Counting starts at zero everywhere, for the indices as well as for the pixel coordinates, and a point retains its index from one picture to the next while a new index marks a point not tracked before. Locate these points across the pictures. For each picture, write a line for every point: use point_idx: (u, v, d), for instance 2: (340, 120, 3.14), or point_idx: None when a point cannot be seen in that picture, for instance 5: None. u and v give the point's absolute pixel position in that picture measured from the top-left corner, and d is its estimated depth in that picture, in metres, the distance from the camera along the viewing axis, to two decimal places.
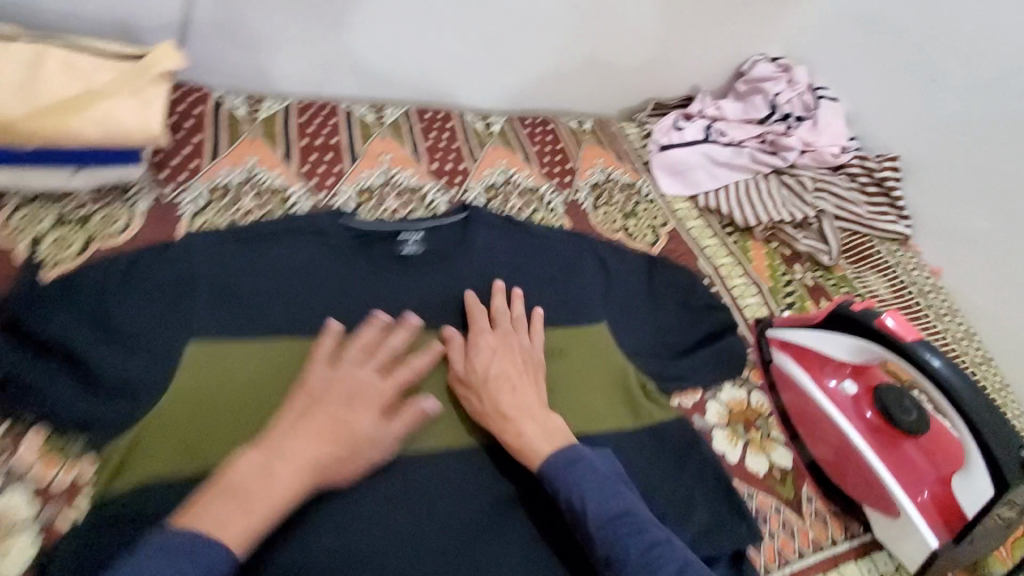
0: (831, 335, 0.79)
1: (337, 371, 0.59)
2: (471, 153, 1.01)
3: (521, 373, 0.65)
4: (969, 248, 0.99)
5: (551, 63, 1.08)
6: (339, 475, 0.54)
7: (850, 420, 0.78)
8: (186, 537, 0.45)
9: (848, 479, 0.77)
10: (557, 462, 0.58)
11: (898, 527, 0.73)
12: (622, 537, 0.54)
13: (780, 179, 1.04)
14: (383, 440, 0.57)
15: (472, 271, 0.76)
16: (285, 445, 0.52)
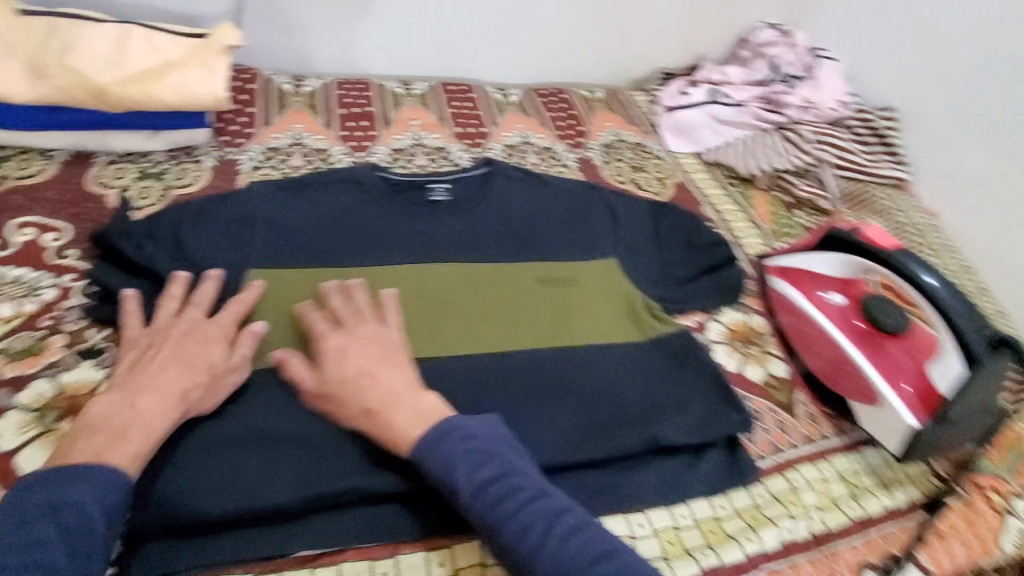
0: (818, 253, 0.76)
1: (172, 322, 0.65)
2: (492, 118, 1.10)
3: (380, 365, 0.62)
4: (969, 187, 1.02)
5: (563, 39, 1.22)
6: (199, 404, 0.60)
7: (835, 325, 0.73)
8: (83, 470, 0.50)
9: (839, 383, 0.71)
10: (430, 437, 0.56)
11: (880, 420, 0.68)
12: (496, 503, 0.52)
13: (783, 134, 1.09)
14: (239, 365, 0.64)
15: (482, 214, 0.87)
16: (141, 383, 0.58)
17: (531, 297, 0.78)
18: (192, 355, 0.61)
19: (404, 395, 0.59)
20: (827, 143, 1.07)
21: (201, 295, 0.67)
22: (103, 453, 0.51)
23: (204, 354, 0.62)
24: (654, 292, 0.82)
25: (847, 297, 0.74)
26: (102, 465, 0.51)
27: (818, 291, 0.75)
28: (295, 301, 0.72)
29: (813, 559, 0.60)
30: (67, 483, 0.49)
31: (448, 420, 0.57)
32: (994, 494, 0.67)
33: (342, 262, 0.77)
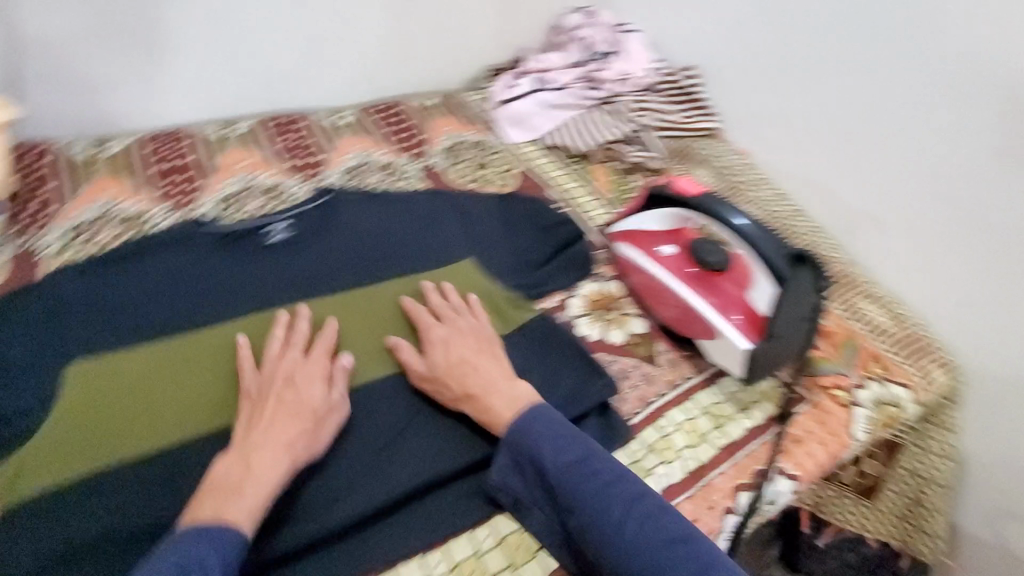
0: (647, 212, 0.83)
1: (276, 367, 0.68)
2: (325, 144, 1.06)
3: (476, 356, 0.71)
4: (767, 123, 1.13)
5: (384, 53, 1.22)
6: (308, 450, 0.63)
7: (672, 273, 0.78)
8: (212, 525, 0.54)
9: (688, 327, 0.76)
10: (524, 418, 0.65)
11: (724, 351, 0.73)
12: (578, 481, 0.61)
13: (605, 109, 1.18)
14: (340, 403, 0.67)
15: (328, 243, 0.85)
16: (254, 438, 0.61)
17: (389, 316, 0.78)
18: (294, 403, 0.64)
19: (498, 381, 0.68)
20: (645, 109, 1.16)
21: (297, 334, 0.71)
22: (223, 511, 0.55)
23: (306, 399, 0.64)
24: (513, 283, 0.84)
25: (677, 246, 0.79)
26: (224, 525, 0.54)
27: (654, 246, 0.80)
28: (131, 387, 0.68)
29: (692, 495, 0.65)
30: (193, 541, 0.52)
31: (541, 406, 0.66)
32: (840, 391, 0.75)
33: (178, 331, 0.74)
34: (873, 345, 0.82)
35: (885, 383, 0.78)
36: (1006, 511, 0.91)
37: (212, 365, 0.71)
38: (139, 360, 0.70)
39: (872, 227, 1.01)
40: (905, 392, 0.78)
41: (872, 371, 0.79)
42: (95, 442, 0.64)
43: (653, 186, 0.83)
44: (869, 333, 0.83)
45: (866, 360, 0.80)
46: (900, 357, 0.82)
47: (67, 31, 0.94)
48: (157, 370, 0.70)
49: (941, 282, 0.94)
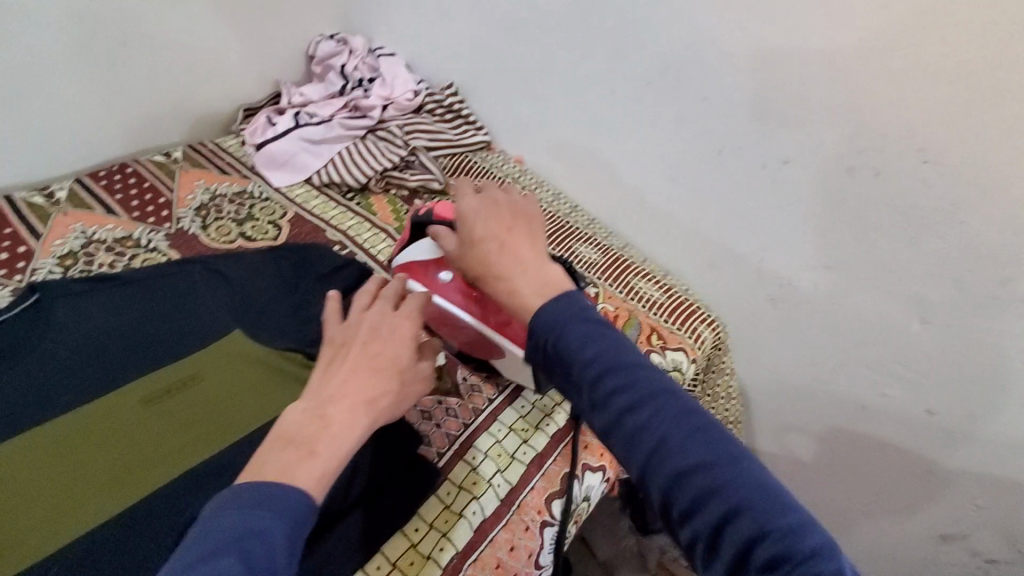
0: (418, 241, 0.76)
1: (360, 318, 0.58)
2: (31, 229, 0.87)
3: (513, 234, 0.57)
4: (529, 130, 1.18)
5: (99, 110, 1.05)
6: (390, 409, 0.55)
7: (454, 302, 0.71)
8: (275, 490, 0.45)
9: (482, 348, 0.74)
10: (556, 310, 0.51)
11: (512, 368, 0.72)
12: (610, 381, 0.47)
13: (377, 136, 1.15)
14: (421, 375, 0.59)
15: (46, 353, 0.70)
16: (332, 388, 0.53)
17: (127, 430, 0.66)
18: (381, 353, 0.55)
19: (530, 260, 0.55)
20: (417, 131, 1.16)
21: (388, 289, 0.61)
22: (291, 476, 0.47)
23: (394, 354, 0.55)
24: (295, 343, 0.76)
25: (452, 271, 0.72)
26: (291, 488, 0.46)
27: (431, 276, 0.73)
28: None
29: (507, 523, 0.67)
30: (252, 506, 0.44)
31: (582, 303, 0.52)
32: None
33: None
34: (650, 319, 0.92)
35: (664, 352, 0.88)
36: (786, 427, 1.06)
37: None
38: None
39: (632, 211, 1.09)
40: (682, 355, 0.88)
41: (652, 344, 0.88)
42: None
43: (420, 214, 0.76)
44: (645, 308, 0.94)
45: (647, 334, 0.90)
46: (671, 324, 0.93)
47: None
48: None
49: (692, 253, 1.05)
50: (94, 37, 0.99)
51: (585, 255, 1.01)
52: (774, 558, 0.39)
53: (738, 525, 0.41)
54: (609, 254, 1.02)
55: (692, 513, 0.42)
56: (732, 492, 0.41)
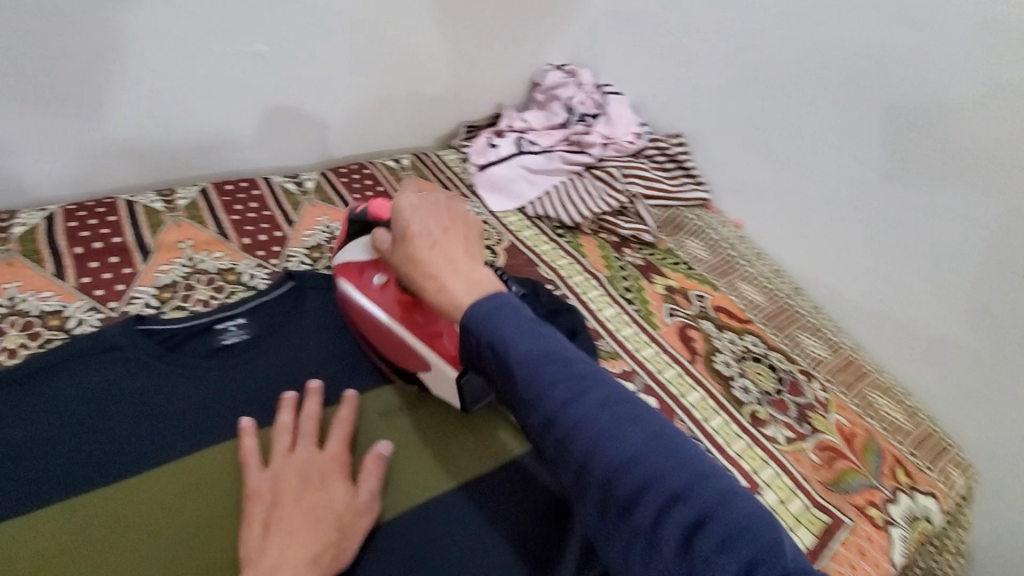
0: (351, 242, 0.72)
1: (284, 466, 0.58)
2: (287, 216, 0.93)
3: (449, 234, 0.53)
4: (757, 197, 1.10)
5: (352, 109, 1.11)
6: (336, 557, 0.53)
7: (381, 305, 0.69)
8: None
9: (399, 358, 0.69)
10: (493, 312, 0.47)
11: (435, 381, 0.67)
12: (547, 377, 0.44)
13: (593, 175, 1.11)
14: (365, 505, 0.58)
15: (298, 344, 0.72)
16: (270, 553, 0.50)
17: (363, 442, 0.65)
18: (317, 506, 0.55)
19: (463, 263, 0.51)
20: (635, 176, 1.11)
21: (309, 424, 0.62)
22: None
23: (328, 503, 0.55)
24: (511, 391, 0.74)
25: (386, 274, 0.70)
26: None
27: (364, 278, 0.70)
28: (57, 560, 0.52)
29: None
30: None
31: (515, 298, 0.48)
32: (874, 508, 0.72)
33: (118, 478, 0.57)
34: (893, 447, 0.81)
35: (914, 494, 0.76)
36: None
37: (144, 526, 0.54)
38: (44, 529, 0.53)
39: (870, 309, 0.99)
40: (932, 502, 0.76)
41: (899, 481, 0.77)
42: None
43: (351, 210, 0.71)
44: (886, 432, 0.82)
45: (891, 466, 0.78)
46: (920, 460, 0.81)
47: None
48: (60, 542, 0.53)
49: (941, 375, 0.92)
50: (374, 46, 1.06)
51: (811, 350, 0.91)
52: (719, 542, 0.39)
53: (679, 513, 0.40)
54: (839, 353, 0.91)
55: (632, 506, 0.41)
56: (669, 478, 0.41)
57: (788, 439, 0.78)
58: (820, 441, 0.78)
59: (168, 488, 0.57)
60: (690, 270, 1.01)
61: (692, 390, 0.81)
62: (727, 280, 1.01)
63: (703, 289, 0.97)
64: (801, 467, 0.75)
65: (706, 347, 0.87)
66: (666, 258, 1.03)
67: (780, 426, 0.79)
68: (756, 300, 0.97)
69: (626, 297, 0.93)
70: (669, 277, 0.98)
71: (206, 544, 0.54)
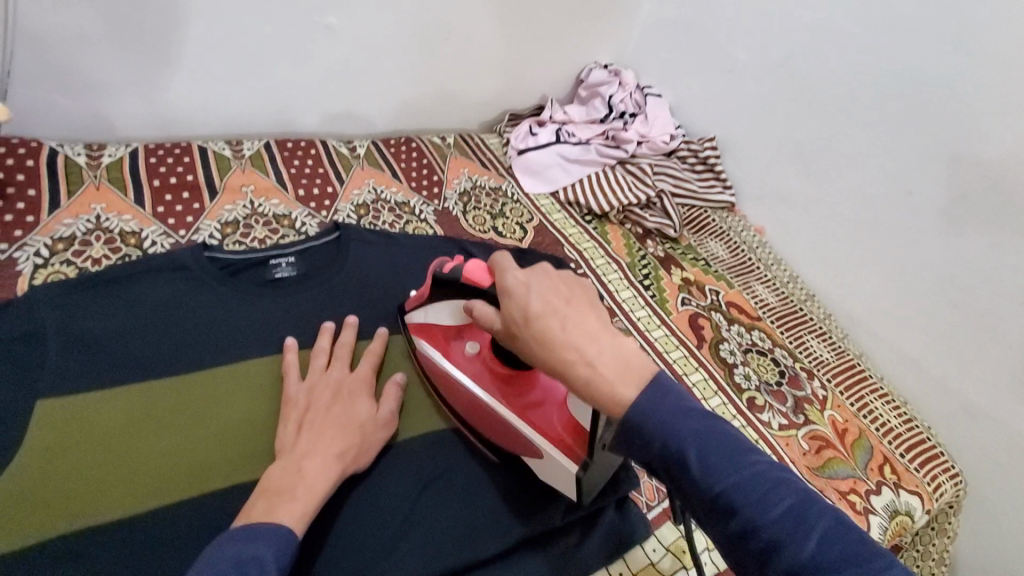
0: (437, 304, 0.69)
1: (319, 381, 0.65)
2: (339, 175, 1.01)
3: (574, 306, 0.52)
4: (782, 205, 1.14)
5: (408, 86, 1.19)
6: (358, 460, 0.60)
7: (475, 378, 0.66)
8: (271, 528, 0.49)
9: (502, 439, 0.64)
10: (657, 410, 0.46)
11: (545, 467, 0.62)
12: (735, 482, 0.43)
13: (625, 168, 1.17)
14: (386, 422, 0.65)
15: (340, 284, 0.80)
16: (303, 446, 0.58)
17: (389, 373, 0.73)
18: (343, 414, 0.62)
19: (597, 334, 0.50)
20: (665, 174, 1.16)
21: (344, 350, 0.70)
22: (276, 513, 0.51)
23: (354, 413, 0.62)
24: None
25: (480, 343, 0.68)
26: (277, 522, 0.50)
27: (457, 346, 0.69)
28: (121, 432, 0.60)
29: None
30: (246, 540, 0.47)
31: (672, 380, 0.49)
32: (856, 495, 0.76)
33: (177, 374, 0.65)
34: (883, 447, 0.84)
35: (897, 490, 0.79)
36: None
37: (195, 416, 0.62)
38: (109, 408, 0.61)
39: (880, 321, 1.03)
40: (916, 502, 0.79)
41: (884, 476, 0.80)
42: (81, 500, 0.55)
43: (439, 272, 0.67)
44: (879, 434, 0.86)
45: (878, 463, 0.82)
46: (908, 461, 0.84)
47: (75, 29, 0.87)
48: (125, 418, 0.61)
49: (943, 390, 0.96)
50: (435, 30, 1.13)
51: (817, 351, 0.95)
52: None
53: None
54: (843, 357, 0.95)
55: None
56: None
57: (782, 426, 0.82)
58: (811, 430, 0.83)
59: (215, 389, 0.65)
60: (707, 267, 1.06)
61: (694, 371, 0.86)
62: (742, 279, 1.05)
63: (718, 284, 1.02)
64: (790, 451, 0.79)
65: (713, 335, 0.92)
66: (685, 252, 1.08)
67: (776, 413, 0.83)
68: (768, 300, 1.02)
69: (643, 283, 0.99)
70: (687, 270, 1.03)
71: (246, 441, 0.62)
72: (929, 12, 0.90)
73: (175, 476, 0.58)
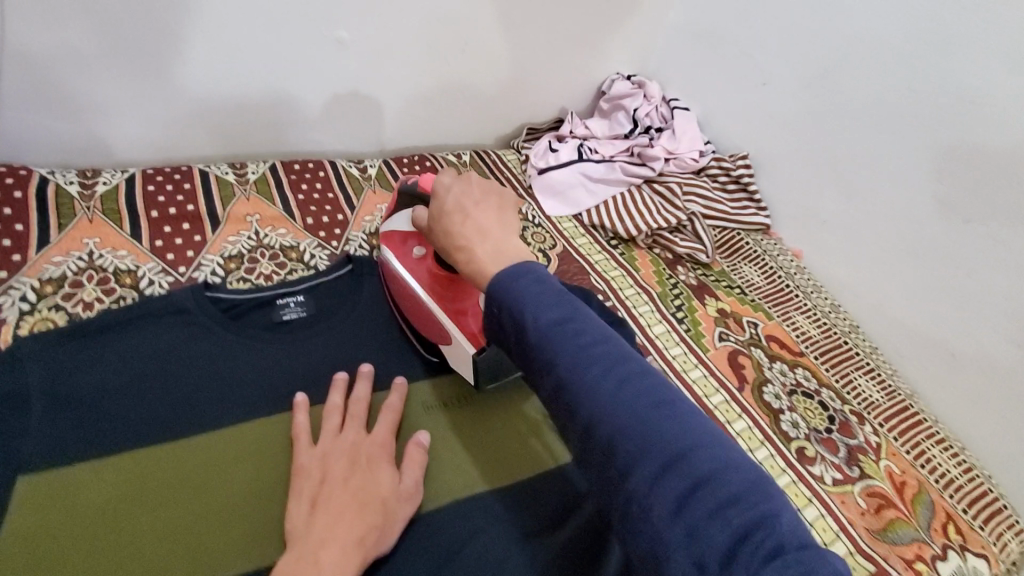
0: (400, 211, 0.75)
1: (332, 447, 0.59)
2: (349, 200, 0.94)
3: (481, 205, 0.55)
4: (821, 228, 1.07)
5: (421, 101, 1.13)
6: (380, 543, 0.53)
7: (414, 275, 0.72)
8: None
9: (423, 328, 0.71)
10: (522, 280, 0.48)
11: (453, 355, 0.69)
12: (557, 337, 0.45)
13: (652, 188, 1.10)
14: (409, 493, 0.58)
15: (353, 327, 0.73)
16: (319, 531, 0.51)
17: (409, 430, 0.66)
18: (361, 488, 0.55)
19: (493, 231, 0.53)
20: (695, 194, 1.09)
21: (359, 407, 0.63)
22: None
23: (373, 487, 0.56)
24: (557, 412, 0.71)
25: (426, 249, 0.73)
26: None
27: (406, 249, 0.75)
28: (112, 510, 0.54)
29: None
30: None
31: (538, 264, 0.50)
32: (921, 563, 0.70)
33: (175, 439, 0.59)
34: (945, 503, 0.77)
35: (965, 554, 0.72)
36: None
37: (196, 489, 0.56)
38: (99, 480, 0.55)
39: (932, 355, 0.95)
40: (984, 565, 0.72)
41: (950, 538, 0.73)
42: None
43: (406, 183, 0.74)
44: (939, 487, 0.79)
45: (942, 522, 0.75)
46: (972, 518, 0.77)
47: (64, 49, 0.81)
48: (117, 493, 0.54)
49: (1005, 434, 0.88)
50: (448, 42, 1.07)
51: (866, 391, 0.88)
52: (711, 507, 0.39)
53: (674, 477, 0.39)
54: (895, 398, 0.88)
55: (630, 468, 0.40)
56: (668, 443, 0.41)
57: (836, 481, 0.76)
58: (868, 486, 0.76)
59: (218, 456, 0.58)
60: (743, 295, 0.99)
61: (738, 418, 0.80)
62: (781, 309, 0.98)
63: (756, 316, 0.95)
64: (846, 510, 0.73)
65: (756, 375, 0.85)
66: (719, 280, 1.01)
67: (828, 466, 0.77)
68: (811, 333, 0.95)
69: (677, 316, 0.92)
70: (722, 300, 0.96)
71: (253, 518, 0.56)
72: (988, 22, 0.83)
73: (174, 562, 0.52)
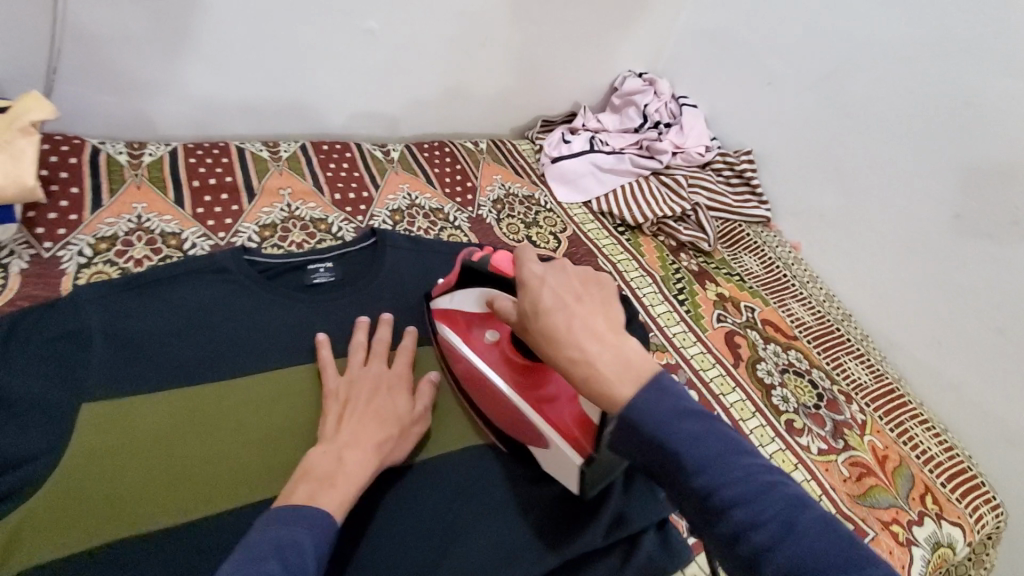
0: (465, 291, 0.70)
1: (357, 373, 0.65)
2: (373, 179, 1.01)
3: (583, 304, 0.51)
4: (819, 221, 1.13)
5: (443, 90, 1.19)
6: (394, 453, 0.60)
7: (495, 364, 0.67)
8: (312, 513, 0.49)
9: (510, 426, 0.65)
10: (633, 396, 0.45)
11: (549, 457, 0.63)
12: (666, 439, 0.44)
13: (659, 180, 1.16)
14: (421, 417, 0.65)
15: (377, 291, 0.79)
16: (344, 436, 0.58)
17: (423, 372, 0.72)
18: (381, 407, 0.62)
19: (604, 333, 0.49)
20: (700, 187, 1.15)
21: (380, 341, 0.69)
22: (316, 499, 0.51)
23: (392, 406, 0.62)
24: None
25: (500, 333, 0.69)
26: (318, 510, 0.50)
27: (476, 333, 0.70)
28: (164, 436, 0.60)
29: None
30: (288, 522, 0.48)
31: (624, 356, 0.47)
32: (898, 526, 0.75)
33: (219, 380, 0.65)
34: (924, 476, 0.82)
35: (940, 521, 0.78)
36: None
37: (237, 422, 0.63)
38: (150, 411, 0.61)
39: (920, 344, 1.00)
40: (958, 533, 0.77)
41: (927, 506, 0.79)
42: (127, 504, 0.55)
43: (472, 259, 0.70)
44: (920, 462, 0.84)
45: (920, 492, 0.80)
46: (949, 492, 0.82)
47: (119, 27, 0.87)
48: (167, 422, 0.61)
49: (984, 417, 0.94)
50: (472, 32, 1.12)
51: (854, 373, 0.93)
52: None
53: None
54: (882, 381, 0.93)
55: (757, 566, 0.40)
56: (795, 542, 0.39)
57: (821, 450, 0.81)
58: (851, 456, 0.81)
59: (256, 395, 0.65)
60: (742, 282, 1.04)
61: (732, 391, 0.85)
62: (778, 296, 1.03)
63: (753, 301, 1.00)
64: (830, 477, 0.78)
65: (750, 354, 0.91)
66: (720, 267, 1.07)
67: (815, 437, 0.82)
68: (804, 318, 1.00)
69: (678, 298, 0.98)
70: (721, 286, 1.02)
71: (289, 449, 0.62)
72: (987, 30, 0.88)
73: (219, 482, 0.59)
